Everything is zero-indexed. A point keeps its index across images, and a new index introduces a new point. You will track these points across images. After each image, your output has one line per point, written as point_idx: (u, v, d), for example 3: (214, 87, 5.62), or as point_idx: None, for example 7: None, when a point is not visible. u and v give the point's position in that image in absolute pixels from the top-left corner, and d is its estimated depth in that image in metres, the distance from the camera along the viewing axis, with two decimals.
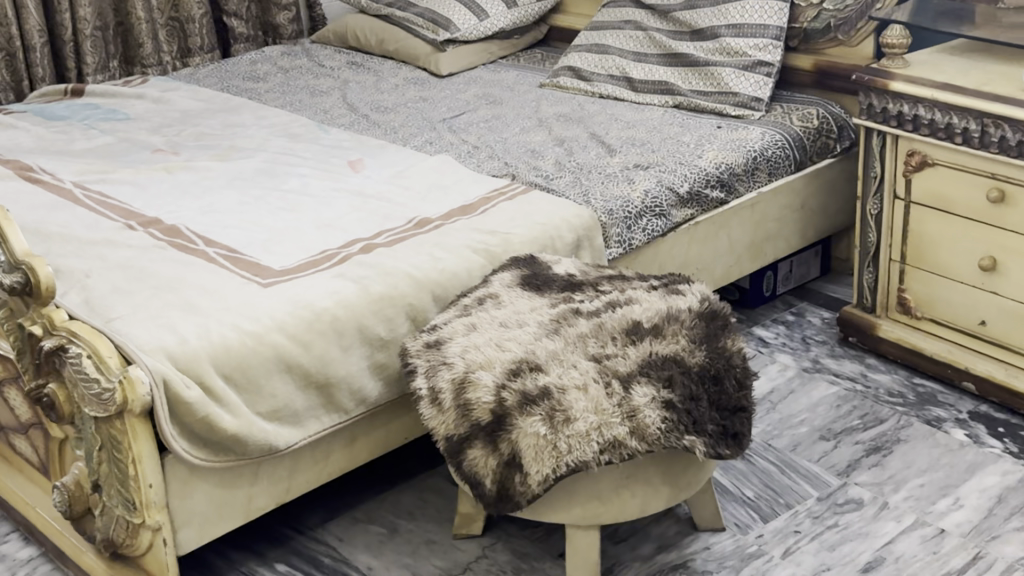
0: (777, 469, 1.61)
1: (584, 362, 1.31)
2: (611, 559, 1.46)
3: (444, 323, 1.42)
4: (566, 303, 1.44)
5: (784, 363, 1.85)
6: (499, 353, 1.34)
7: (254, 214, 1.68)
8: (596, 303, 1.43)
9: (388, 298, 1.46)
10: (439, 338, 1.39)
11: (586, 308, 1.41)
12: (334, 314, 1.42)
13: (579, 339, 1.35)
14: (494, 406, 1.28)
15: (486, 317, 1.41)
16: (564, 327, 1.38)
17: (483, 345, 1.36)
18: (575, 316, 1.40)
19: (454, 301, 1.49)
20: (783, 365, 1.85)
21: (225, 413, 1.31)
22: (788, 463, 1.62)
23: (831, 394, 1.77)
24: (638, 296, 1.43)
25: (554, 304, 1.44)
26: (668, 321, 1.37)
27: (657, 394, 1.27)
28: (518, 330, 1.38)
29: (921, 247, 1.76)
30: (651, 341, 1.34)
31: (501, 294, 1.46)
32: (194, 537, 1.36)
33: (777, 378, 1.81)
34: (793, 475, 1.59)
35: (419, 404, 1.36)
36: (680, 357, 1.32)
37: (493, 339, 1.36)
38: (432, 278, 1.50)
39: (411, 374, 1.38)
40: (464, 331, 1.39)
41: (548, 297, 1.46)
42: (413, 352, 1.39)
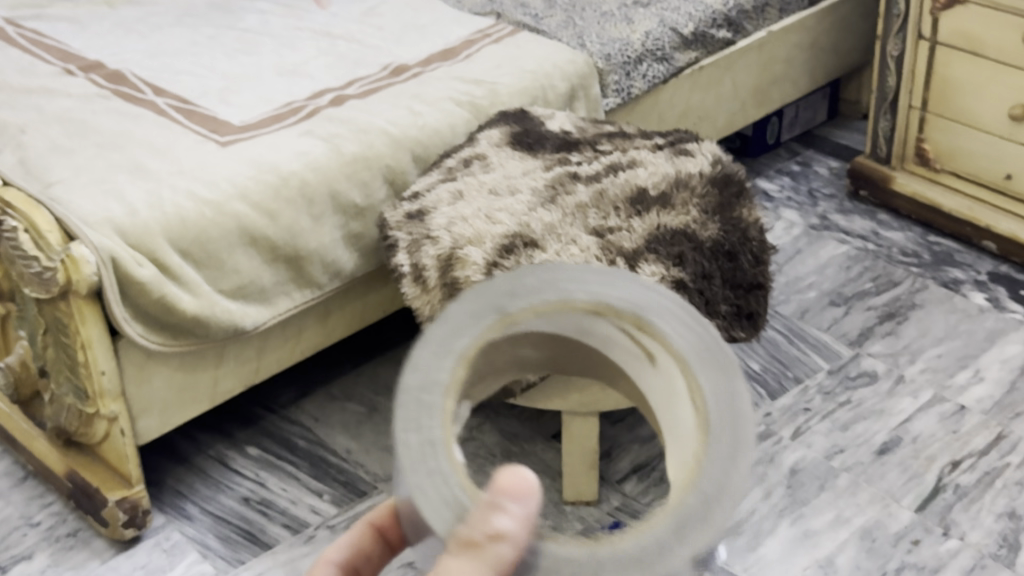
0: (784, 339, 1.50)
1: (584, 237, 1.18)
2: (608, 443, 1.36)
3: (427, 189, 1.28)
4: (562, 167, 1.29)
5: (790, 220, 1.73)
6: (489, 226, 1.20)
7: (210, 58, 1.51)
8: (595, 167, 1.29)
9: (363, 159, 1.31)
10: (421, 206, 1.25)
11: (584, 173, 1.28)
12: (303, 178, 1.27)
13: (577, 209, 1.22)
14: None
15: (474, 183, 1.27)
16: (561, 196, 1.24)
17: (471, 216, 1.22)
18: (573, 183, 1.26)
19: (436, 163, 1.34)
20: (788, 223, 1.73)
21: (183, 294, 1.17)
22: (795, 333, 1.51)
23: (840, 255, 1.65)
24: (642, 159, 1.29)
25: (549, 169, 1.29)
26: (677, 189, 1.23)
27: (666, 273, 1.14)
28: (510, 198, 1.24)
29: (946, 93, 1.61)
30: (659, 212, 1.21)
31: (489, 158, 1.32)
32: (156, 426, 1.24)
33: (783, 238, 1.69)
34: (800, 346, 1.48)
35: (401, 282, 1.22)
36: (691, 231, 1.18)
37: (482, 210, 1.22)
38: (412, 136, 1.35)
39: (390, 247, 1.24)
40: (449, 199, 1.25)
41: (542, 161, 1.31)
42: (392, 224, 1.25)
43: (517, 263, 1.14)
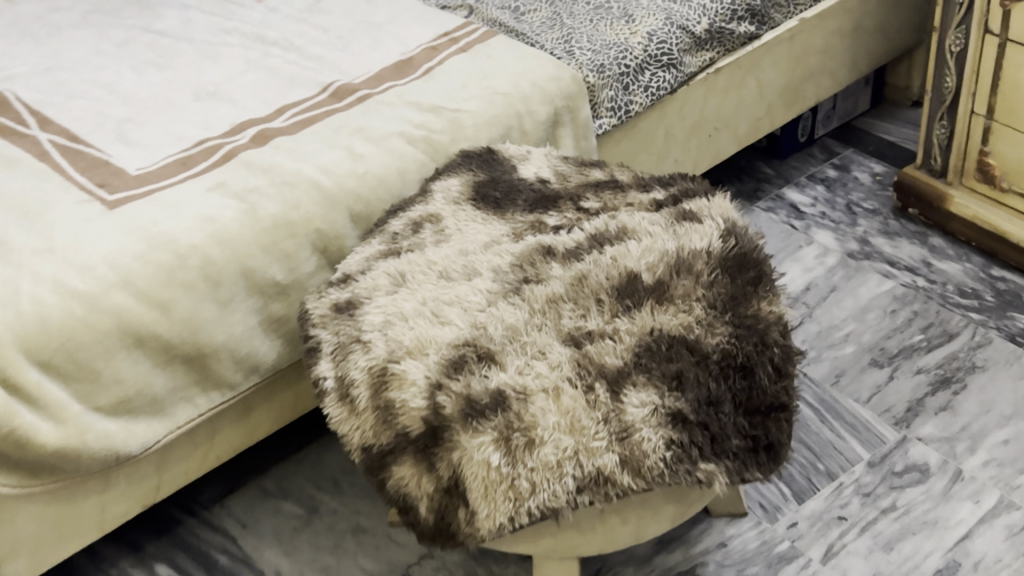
0: (814, 415, 1.23)
1: (557, 347, 0.91)
2: (597, 562, 1.11)
3: (361, 269, 1.01)
4: (535, 236, 1.02)
5: (823, 245, 1.46)
6: (433, 330, 0.93)
7: (115, 74, 1.24)
8: (577, 237, 1.01)
9: (285, 224, 1.04)
10: (351, 294, 0.98)
11: (562, 246, 1.01)
12: (206, 254, 1.01)
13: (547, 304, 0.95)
14: (427, 416, 0.89)
15: (421, 262, 1.00)
16: (530, 284, 0.97)
17: (412, 314, 0.95)
18: (546, 261, 0.99)
19: (378, 230, 1.06)
20: (821, 249, 1.45)
21: (43, 422, 0.92)
22: (828, 408, 1.24)
23: (884, 296, 1.38)
24: (637, 225, 1.02)
25: (518, 240, 1.02)
26: (677, 274, 0.96)
27: (660, 403, 0.87)
28: (464, 287, 0.97)
29: (1017, 100, 1.31)
30: (653, 310, 0.94)
31: (444, 223, 1.05)
32: (26, 569, 0.99)
33: (814, 271, 1.42)
34: (834, 426, 1.22)
35: (324, 398, 0.96)
36: (692, 337, 0.92)
37: (429, 303, 0.96)
38: (350, 189, 1.08)
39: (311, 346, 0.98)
40: (387, 285, 0.98)
41: (509, 226, 1.04)
42: (317, 317, 0.98)
43: (468, 390, 0.89)
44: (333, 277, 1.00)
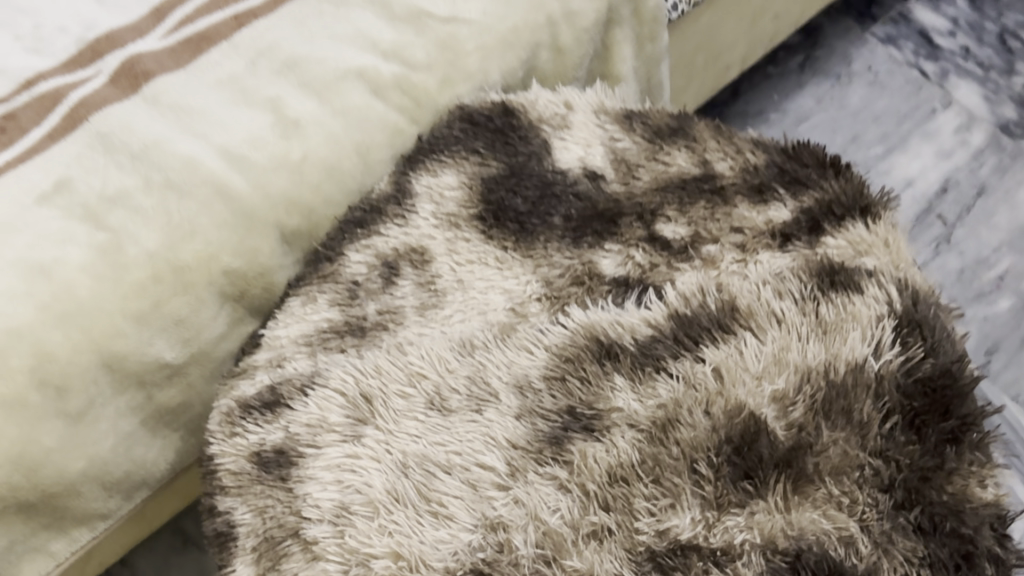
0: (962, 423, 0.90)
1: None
2: None
3: (301, 383, 0.61)
4: (585, 309, 0.63)
5: (963, 107, 1.12)
6: (418, 536, 0.55)
7: None
8: (653, 313, 0.62)
9: (171, 271, 0.62)
10: (283, 437, 0.59)
11: (630, 340, 0.61)
12: (39, 340, 0.58)
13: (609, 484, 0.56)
14: None
15: (399, 373, 0.60)
16: (582, 437, 0.58)
17: (383, 494, 0.57)
18: (605, 372, 0.60)
19: (330, 271, 0.66)
20: (964, 115, 1.12)
21: None
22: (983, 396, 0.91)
23: None
24: (751, 294, 0.62)
25: (555, 323, 0.62)
26: (826, 422, 0.58)
27: None
28: (471, 435, 0.58)
29: None
30: (785, 498, 0.56)
31: (435, 280, 0.64)
32: None
33: (957, 158, 1.08)
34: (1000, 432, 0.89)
35: None
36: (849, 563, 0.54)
37: (410, 466, 0.57)
38: (276, 192, 0.65)
39: (218, 514, 0.60)
40: (344, 425, 0.59)
41: (542, 287, 0.64)
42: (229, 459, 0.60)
43: None
44: (252, 395, 0.61)
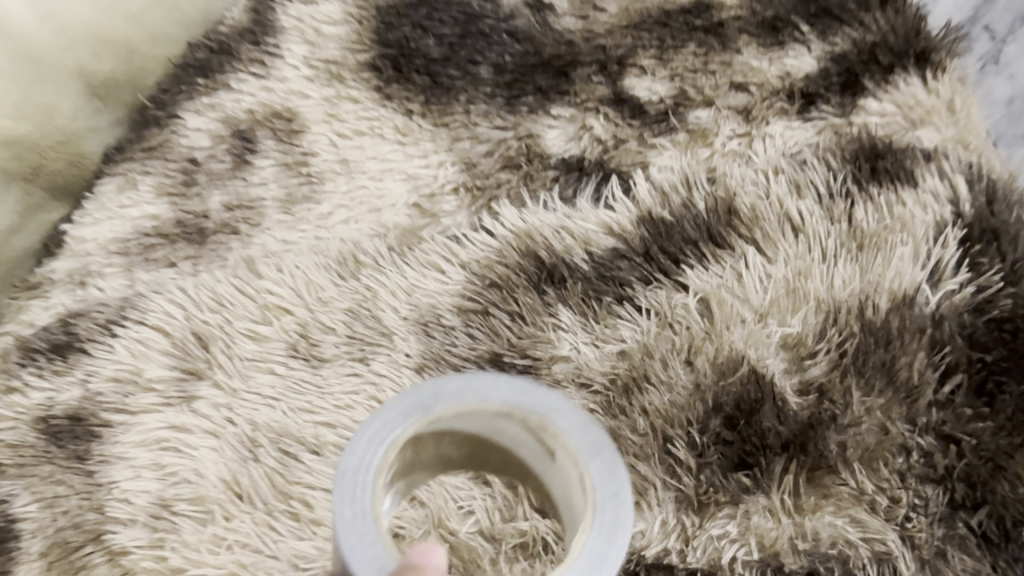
0: None
1: None
2: None
3: (106, 318, 0.43)
4: (517, 197, 0.45)
5: None
6: (268, 550, 0.38)
7: None
8: (619, 207, 0.44)
9: None
10: (81, 396, 0.41)
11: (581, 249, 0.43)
12: None
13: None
14: None
15: (249, 305, 0.42)
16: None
17: (219, 487, 0.39)
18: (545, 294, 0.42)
19: (158, 141, 0.47)
20: None
21: None
22: None
23: None
24: (752, 183, 0.44)
25: (477, 229, 0.44)
26: (859, 381, 0.40)
27: None
28: (351, 398, 0.41)
29: None
30: (797, 492, 0.39)
31: (306, 160, 0.46)
32: None
33: None
34: None
35: None
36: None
37: (261, 442, 0.40)
38: (77, 27, 0.45)
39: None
40: (169, 383, 0.41)
41: (462, 172, 0.46)
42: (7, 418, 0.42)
43: None
44: (35, 335, 0.43)
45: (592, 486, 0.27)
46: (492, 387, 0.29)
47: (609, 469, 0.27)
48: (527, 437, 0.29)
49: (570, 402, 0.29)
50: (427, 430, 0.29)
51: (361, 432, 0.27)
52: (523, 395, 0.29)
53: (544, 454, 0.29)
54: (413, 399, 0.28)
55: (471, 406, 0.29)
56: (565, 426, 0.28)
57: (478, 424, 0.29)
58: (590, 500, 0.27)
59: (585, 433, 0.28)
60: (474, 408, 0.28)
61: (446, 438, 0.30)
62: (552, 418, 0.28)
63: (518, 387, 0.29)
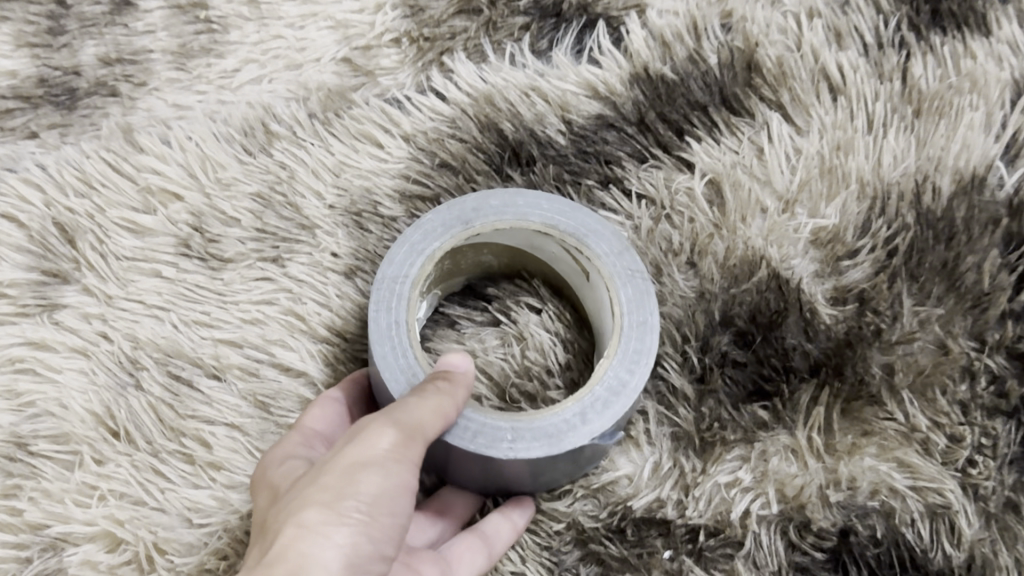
0: None
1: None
2: None
3: None
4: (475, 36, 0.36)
5: None
6: (152, 502, 0.30)
7: None
8: (604, 57, 0.35)
9: None
10: None
11: (558, 101, 0.34)
12: None
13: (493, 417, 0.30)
14: None
15: (128, 188, 0.33)
16: (464, 319, 0.32)
17: (88, 423, 0.30)
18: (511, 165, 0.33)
19: None
20: None
21: None
22: None
23: None
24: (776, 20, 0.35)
25: (424, 92, 0.35)
26: (912, 284, 0.31)
27: None
28: (261, 311, 0.32)
29: None
30: (829, 424, 0.30)
31: (204, 1, 0.37)
32: None
33: None
34: None
35: None
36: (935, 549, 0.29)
37: (142, 366, 0.31)
38: None
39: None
40: (24, 287, 0.32)
41: (406, 19, 0.36)
42: None
43: None
44: None
45: (617, 301, 0.30)
46: (534, 206, 0.31)
47: (639, 293, 0.30)
48: (565, 256, 0.31)
49: (606, 225, 0.31)
50: (469, 245, 0.31)
51: (400, 244, 0.30)
52: (562, 217, 0.31)
53: (581, 275, 0.32)
54: (454, 213, 0.31)
55: (512, 222, 0.31)
56: (600, 249, 0.31)
57: (518, 242, 0.32)
58: (618, 326, 0.29)
59: (619, 258, 0.31)
60: (513, 225, 0.31)
61: (488, 246, 0.32)
62: (588, 241, 0.31)
63: (559, 208, 0.31)
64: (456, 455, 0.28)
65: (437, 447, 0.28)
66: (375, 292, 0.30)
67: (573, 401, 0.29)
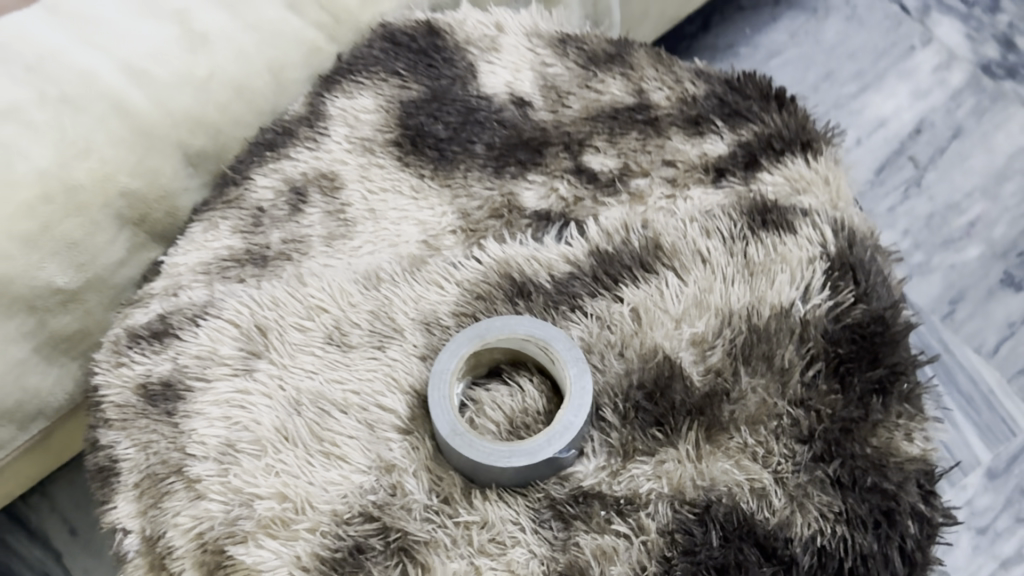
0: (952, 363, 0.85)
1: (526, 521, 0.52)
2: None
3: (193, 313, 0.58)
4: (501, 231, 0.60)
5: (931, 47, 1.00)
6: (306, 477, 0.52)
7: None
8: (575, 241, 0.59)
9: (62, 192, 0.59)
10: (172, 369, 0.56)
11: (547, 264, 0.58)
12: None
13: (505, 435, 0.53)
14: None
15: (297, 305, 0.57)
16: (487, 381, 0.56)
17: (272, 431, 0.54)
18: (515, 301, 0.57)
19: (234, 196, 0.62)
20: (917, 90, 0.97)
21: None
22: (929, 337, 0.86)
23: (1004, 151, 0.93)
24: (677, 224, 0.59)
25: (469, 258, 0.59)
26: (746, 362, 0.54)
27: None
28: (372, 374, 0.55)
29: None
30: (697, 438, 0.53)
31: (344, 209, 0.61)
32: None
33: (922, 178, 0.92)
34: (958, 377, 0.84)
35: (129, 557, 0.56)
36: (750, 503, 0.51)
37: (303, 401, 0.54)
38: (180, 112, 0.62)
39: (102, 450, 0.57)
40: (235, 357, 0.56)
41: (460, 220, 0.61)
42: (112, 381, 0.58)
43: None
44: (140, 325, 0.58)
45: (568, 378, 0.53)
46: (521, 324, 0.55)
47: (580, 372, 0.53)
48: (541, 353, 0.54)
49: (562, 333, 0.54)
50: (485, 348, 0.55)
51: (444, 351, 0.54)
52: (537, 330, 0.54)
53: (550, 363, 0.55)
54: (475, 332, 0.55)
55: (508, 334, 0.54)
56: (559, 347, 0.54)
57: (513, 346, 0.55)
58: (569, 391, 0.53)
59: (569, 352, 0.54)
60: (509, 336, 0.54)
61: (497, 349, 0.55)
62: (552, 343, 0.54)
63: (535, 326, 0.54)
64: (479, 467, 0.52)
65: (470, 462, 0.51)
66: (431, 381, 0.53)
67: (543, 433, 0.52)
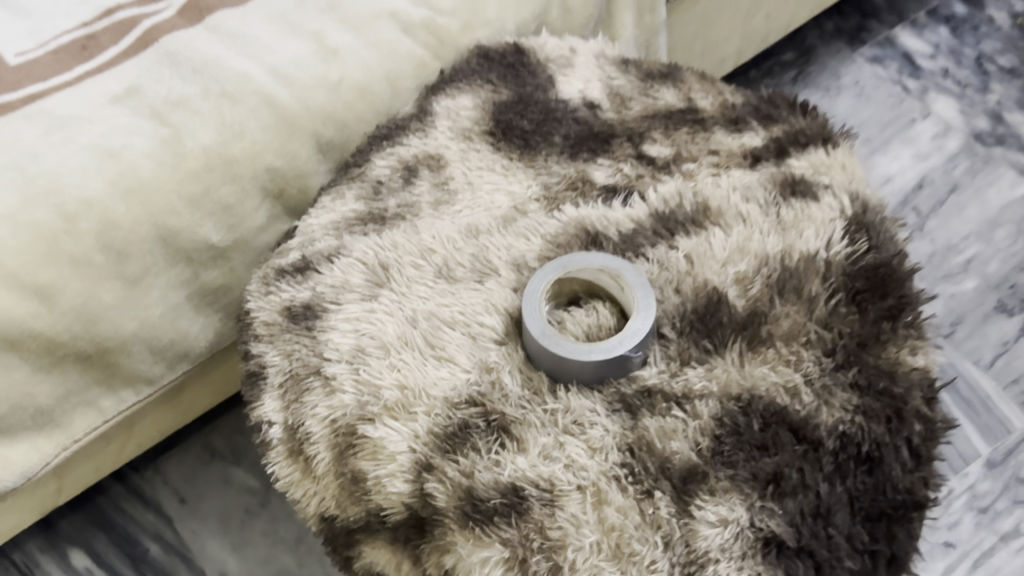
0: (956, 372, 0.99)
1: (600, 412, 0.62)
2: None
3: (330, 253, 0.73)
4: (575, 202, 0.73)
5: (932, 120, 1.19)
6: (421, 373, 0.64)
7: None
8: (635, 205, 0.72)
9: (221, 162, 0.73)
10: (311, 295, 0.71)
11: (614, 219, 0.71)
12: (106, 211, 0.69)
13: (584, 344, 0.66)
14: (415, 500, 0.61)
15: (412, 248, 0.71)
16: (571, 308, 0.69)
17: (394, 339, 0.66)
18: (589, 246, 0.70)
19: (357, 173, 0.78)
20: (921, 153, 1.15)
21: None
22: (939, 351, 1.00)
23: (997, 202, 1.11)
24: (719, 192, 0.72)
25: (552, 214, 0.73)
26: (779, 291, 0.66)
27: (756, 501, 0.58)
28: (474, 299, 0.68)
29: None
30: (741, 348, 0.64)
31: (448, 179, 0.76)
32: None
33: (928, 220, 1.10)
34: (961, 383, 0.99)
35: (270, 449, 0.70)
36: (784, 396, 0.62)
37: (418, 318, 0.67)
38: (316, 107, 0.76)
39: (251, 363, 0.71)
40: (362, 286, 0.70)
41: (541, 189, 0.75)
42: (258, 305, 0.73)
43: (478, 471, 0.60)
44: (287, 264, 0.73)
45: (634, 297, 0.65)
46: (597, 258, 0.67)
47: (644, 293, 0.65)
48: (614, 282, 0.67)
49: (630, 265, 0.66)
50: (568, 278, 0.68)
51: (535, 278, 0.66)
52: (610, 263, 0.66)
53: (620, 291, 0.67)
54: (559, 265, 0.67)
55: (585, 265, 0.67)
56: (627, 275, 0.66)
57: (590, 276, 0.68)
58: (635, 306, 0.64)
59: (635, 278, 0.66)
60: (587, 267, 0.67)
61: (577, 279, 0.68)
62: (622, 273, 0.66)
63: (609, 260, 0.67)
64: (562, 363, 0.63)
65: (554, 359, 0.63)
66: (525, 300, 0.66)
67: (614, 337, 0.63)
